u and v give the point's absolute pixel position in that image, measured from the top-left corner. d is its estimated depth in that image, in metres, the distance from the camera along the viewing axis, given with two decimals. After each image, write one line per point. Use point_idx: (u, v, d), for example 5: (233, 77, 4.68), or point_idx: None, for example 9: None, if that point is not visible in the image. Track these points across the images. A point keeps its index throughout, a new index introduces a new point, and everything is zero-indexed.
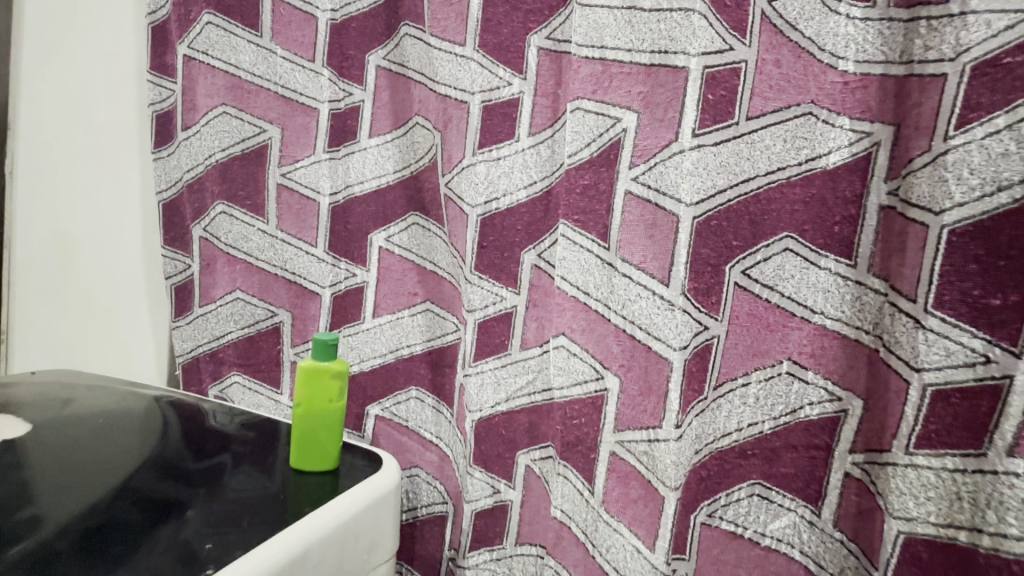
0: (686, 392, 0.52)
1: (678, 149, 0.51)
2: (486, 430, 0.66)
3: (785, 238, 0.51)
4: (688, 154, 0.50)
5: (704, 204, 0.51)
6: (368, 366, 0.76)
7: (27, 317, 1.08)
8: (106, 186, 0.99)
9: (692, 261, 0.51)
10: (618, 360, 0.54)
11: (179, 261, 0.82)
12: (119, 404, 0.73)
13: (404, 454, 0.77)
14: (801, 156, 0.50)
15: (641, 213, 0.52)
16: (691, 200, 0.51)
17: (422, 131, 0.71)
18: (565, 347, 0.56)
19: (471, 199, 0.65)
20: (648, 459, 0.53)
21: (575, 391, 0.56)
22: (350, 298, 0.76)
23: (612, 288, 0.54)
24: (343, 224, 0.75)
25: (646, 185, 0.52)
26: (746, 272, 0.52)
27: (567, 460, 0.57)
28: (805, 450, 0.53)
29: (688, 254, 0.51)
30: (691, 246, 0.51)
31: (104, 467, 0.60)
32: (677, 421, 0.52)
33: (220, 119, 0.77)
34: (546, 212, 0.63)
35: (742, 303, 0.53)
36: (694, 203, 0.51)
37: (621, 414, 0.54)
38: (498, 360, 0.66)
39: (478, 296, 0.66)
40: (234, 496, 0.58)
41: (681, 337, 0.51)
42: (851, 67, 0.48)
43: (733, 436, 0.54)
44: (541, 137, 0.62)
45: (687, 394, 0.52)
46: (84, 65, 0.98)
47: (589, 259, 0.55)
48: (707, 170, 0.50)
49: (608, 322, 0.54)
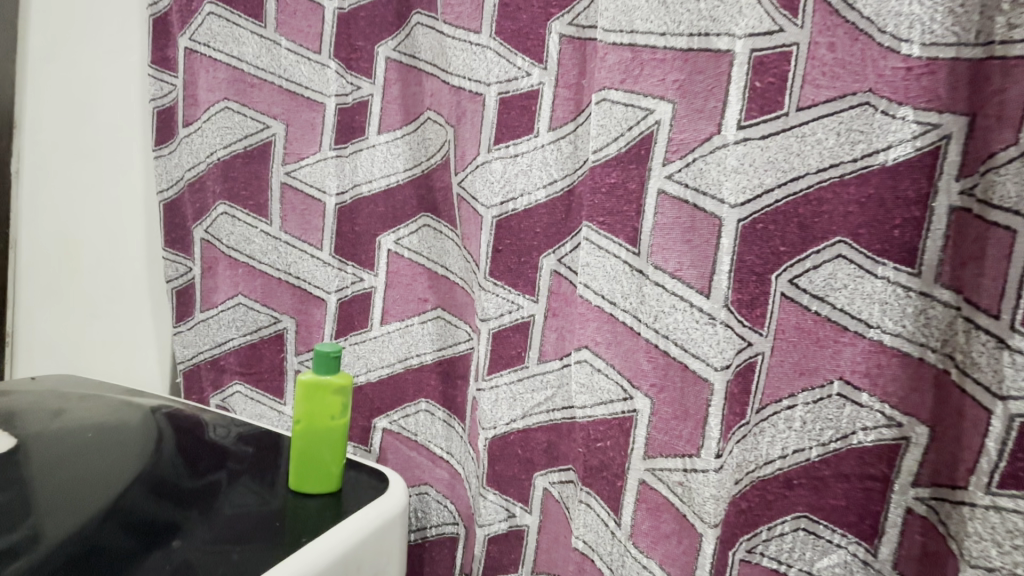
0: (728, 416, 0.47)
1: (721, 142, 0.45)
2: (501, 449, 0.61)
3: (838, 244, 0.45)
4: (733, 149, 0.45)
5: (751, 205, 0.45)
6: (376, 376, 0.72)
7: (29, 321, 1.05)
8: (109, 186, 0.96)
9: (735, 268, 0.46)
10: (649, 379, 0.49)
11: (180, 264, 0.79)
12: (112, 416, 0.69)
13: (412, 470, 0.72)
14: (856, 152, 0.44)
15: (677, 215, 0.47)
16: (735, 200, 0.45)
17: (434, 127, 0.67)
18: (590, 363, 0.51)
19: (486, 199, 0.60)
20: (683, 491, 0.47)
21: (599, 411, 0.51)
22: (356, 304, 0.72)
23: (642, 297, 0.48)
24: (350, 225, 0.71)
25: (683, 183, 0.47)
26: (794, 281, 0.46)
27: (591, 486, 0.52)
28: (858, 481, 0.47)
29: (730, 261, 0.46)
30: (734, 252, 0.46)
31: (95, 484, 0.56)
32: (717, 450, 0.46)
33: (222, 114, 0.73)
34: (568, 213, 0.58)
35: (789, 315, 0.47)
36: (738, 204, 0.45)
37: (651, 439, 0.49)
38: (515, 373, 0.61)
39: (493, 304, 0.61)
40: (229, 518, 0.54)
41: (721, 355, 0.46)
42: (916, 50, 0.42)
43: (777, 464, 0.48)
44: (562, 132, 0.57)
45: (728, 419, 0.47)
46: (88, 62, 0.96)
47: (615, 265, 0.50)
48: (753, 168, 0.45)
49: (637, 336, 0.49)
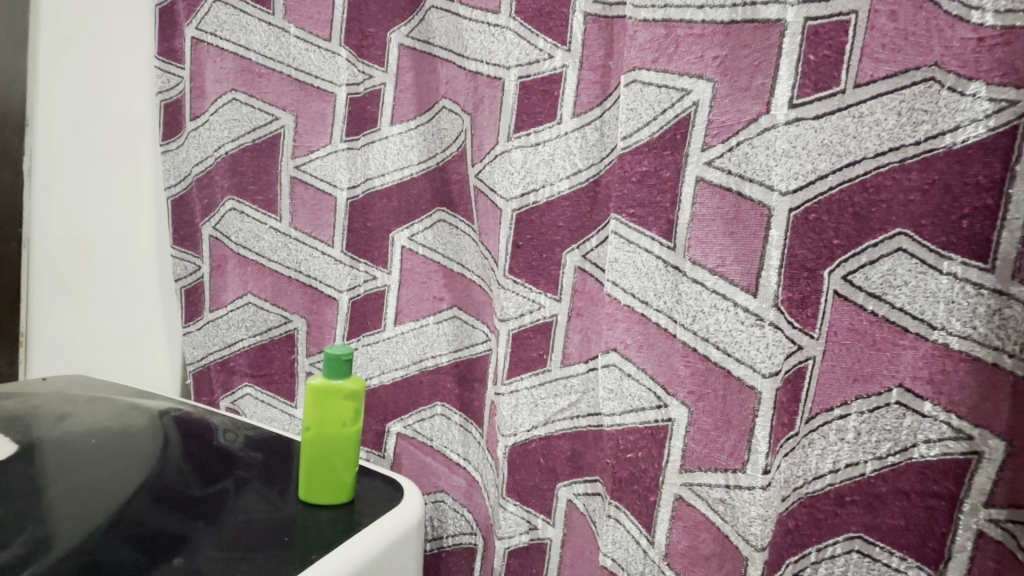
0: (776, 427, 0.42)
1: (770, 123, 0.41)
2: (521, 458, 0.57)
3: (898, 236, 0.41)
4: (783, 130, 0.40)
5: (804, 192, 0.40)
6: (389, 379, 0.68)
7: (43, 320, 1.04)
8: (119, 183, 0.94)
9: (786, 263, 0.41)
10: (686, 386, 0.44)
11: (190, 263, 0.76)
12: (117, 421, 0.67)
13: (428, 477, 0.69)
14: (919, 134, 0.39)
15: (717, 204, 0.43)
16: (786, 188, 0.41)
17: (449, 116, 0.63)
18: (618, 366, 0.47)
19: (505, 190, 0.56)
20: (725, 509, 0.43)
21: (629, 420, 0.46)
22: (369, 303, 0.68)
23: (678, 296, 0.44)
24: (362, 221, 0.67)
25: (725, 170, 0.42)
26: (849, 278, 0.42)
27: (620, 501, 0.47)
28: (919, 498, 0.42)
29: (781, 255, 0.41)
30: (783, 245, 0.41)
31: (98, 492, 0.54)
32: (766, 465, 0.42)
33: (230, 106, 0.71)
34: (593, 206, 0.54)
35: (842, 316, 0.43)
36: (789, 192, 0.41)
37: (689, 451, 0.44)
38: (537, 377, 0.57)
39: (513, 304, 0.57)
40: (238, 529, 0.51)
41: (769, 359, 0.41)
42: (989, 18, 0.37)
43: (827, 479, 0.44)
44: (588, 118, 0.53)
45: (777, 430, 0.42)
46: (97, 57, 0.94)
47: (646, 261, 0.45)
48: (805, 151, 0.40)
49: (673, 338, 0.45)
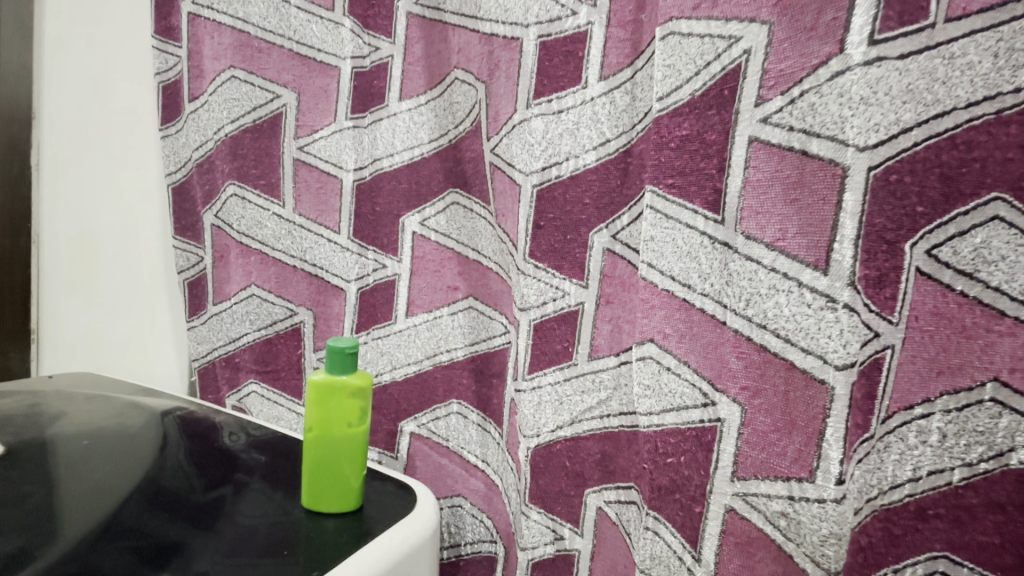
0: (851, 431, 0.35)
1: (843, 65, 0.33)
2: (545, 461, 0.51)
3: (992, 203, 0.33)
4: (858, 74, 0.33)
5: (890, 146, 0.33)
6: (401, 375, 0.63)
7: (53, 317, 1.02)
8: (124, 176, 0.91)
9: (864, 235, 0.34)
10: (738, 380, 0.38)
11: (192, 253, 0.73)
12: (112, 422, 0.63)
13: (444, 480, 0.64)
14: (1019, 79, 0.31)
15: (775, 167, 0.36)
16: (864, 142, 0.33)
17: (462, 87, 0.57)
18: (655, 360, 0.41)
19: (525, 164, 0.50)
20: (787, 525, 0.36)
21: (668, 420, 0.40)
22: (379, 294, 0.64)
23: (728, 277, 0.38)
24: (370, 205, 0.63)
25: (787, 126, 0.36)
26: (933, 253, 0.35)
27: (659, 511, 0.41)
28: (1019, 513, 0.35)
29: (857, 223, 0.34)
30: (860, 213, 0.34)
31: (89, 497, 0.50)
32: (840, 475, 0.35)
33: (230, 85, 0.66)
34: (624, 178, 0.48)
35: (924, 298, 0.36)
36: (869, 147, 0.33)
37: (742, 457, 0.38)
38: (562, 372, 0.51)
39: (534, 291, 0.51)
40: (236, 538, 0.46)
41: (843, 349, 0.34)
42: None
43: (906, 489, 0.37)
44: (617, 81, 0.47)
45: (852, 435, 0.36)
46: (101, 44, 0.91)
47: (688, 238, 0.39)
48: (887, 97, 0.33)
49: (722, 326, 0.39)
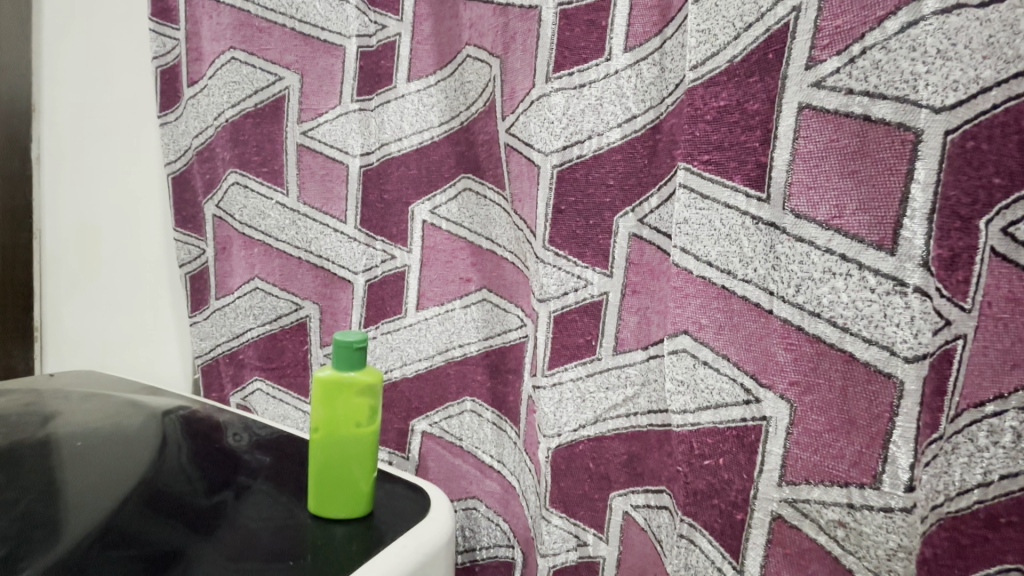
0: (922, 432, 0.31)
1: (915, 16, 0.28)
2: (567, 462, 0.48)
3: None
4: (935, 23, 0.28)
5: (968, 107, 0.29)
6: (412, 371, 0.60)
7: (56, 315, 1.00)
8: (125, 168, 0.88)
9: (938, 209, 0.30)
10: (786, 374, 0.35)
11: (193, 246, 0.70)
12: (108, 422, 0.60)
13: (457, 482, 0.60)
14: None
15: (829, 136, 0.32)
16: (939, 104, 0.29)
17: (474, 65, 0.54)
18: (689, 353, 0.37)
19: (544, 143, 0.46)
20: (846, 535, 0.33)
21: (704, 419, 0.37)
22: (388, 286, 0.60)
23: (775, 260, 0.34)
24: (378, 192, 0.59)
25: (844, 90, 0.31)
26: (1010, 231, 0.31)
27: (695, 518, 0.37)
28: None
29: (930, 197, 0.29)
30: (934, 183, 0.29)
31: (82, 500, 0.47)
32: (910, 481, 0.31)
33: (230, 68, 0.63)
34: (652, 157, 0.45)
35: (998, 282, 0.32)
36: (944, 110, 0.29)
37: (792, 459, 0.34)
38: (584, 367, 0.47)
39: (554, 281, 0.47)
40: (239, 545, 0.43)
41: (914, 339, 0.30)
42: None
43: (976, 495, 0.33)
44: (644, 51, 0.43)
45: (923, 433, 0.31)
46: (100, 32, 0.88)
47: (728, 219, 0.36)
48: (966, 50, 0.28)
49: (769, 316, 0.35)
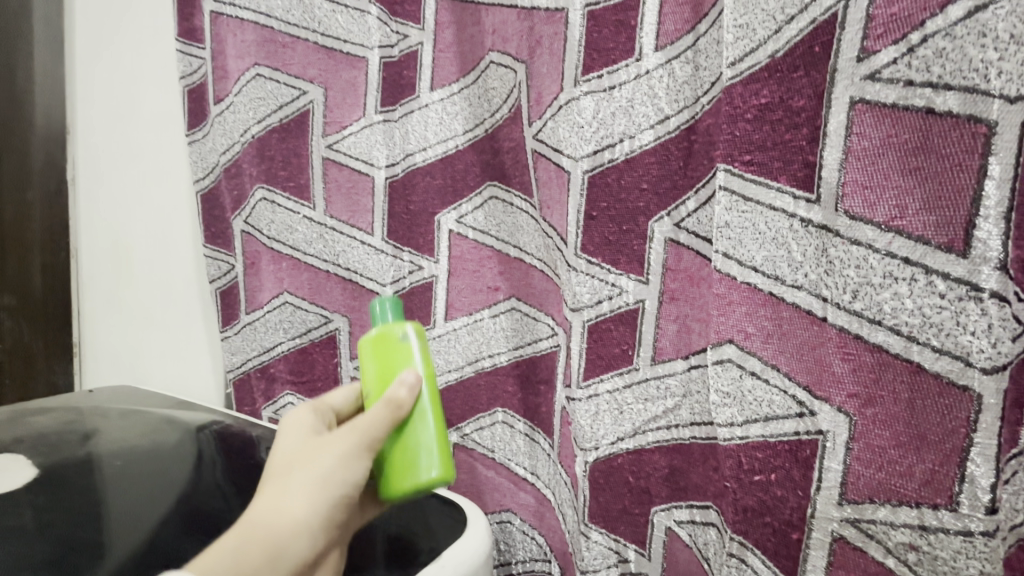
0: (1005, 449, 0.29)
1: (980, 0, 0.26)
2: (605, 476, 0.46)
3: None
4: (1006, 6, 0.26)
5: None
6: (442, 382, 0.59)
7: (93, 330, 1.02)
8: (157, 186, 0.90)
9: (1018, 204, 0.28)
10: (844, 386, 0.32)
11: (223, 262, 0.71)
12: (144, 440, 0.61)
13: (492, 494, 0.59)
14: None
15: (887, 132, 0.30)
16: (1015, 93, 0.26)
17: (498, 72, 0.53)
18: (736, 364, 0.35)
19: (574, 148, 0.45)
20: (918, 559, 0.30)
21: (754, 433, 0.35)
22: (416, 297, 0.60)
23: (829, 265, 0.32)
24: (404, 204, 0.59)
25: (902, 81, 0.29)
26: None
27: (745, 536, 0.36)
28: None
29: (1007, 193, 0.27)
30: (1012, 178, 0.27)
31: (120, 521, 0.47)
32: (992, 501, 0.28)
33: (254, 83, 0.64)
34: (688, 159, 0.43)
35: None
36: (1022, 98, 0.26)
37: (853, 476, 0.32)
38: (620, 378, 0.46)
39: (587, 289, 0.46)
40: None
41: (992, 348, 0.28)
42: None
43: None
44: (677, 49, 0.42)
45: (1004, 448, 0.29)
46: (128, 54, 0.90)
47: (773, 223, 0.34)
48: None
49: (823, 324, 0.33)
